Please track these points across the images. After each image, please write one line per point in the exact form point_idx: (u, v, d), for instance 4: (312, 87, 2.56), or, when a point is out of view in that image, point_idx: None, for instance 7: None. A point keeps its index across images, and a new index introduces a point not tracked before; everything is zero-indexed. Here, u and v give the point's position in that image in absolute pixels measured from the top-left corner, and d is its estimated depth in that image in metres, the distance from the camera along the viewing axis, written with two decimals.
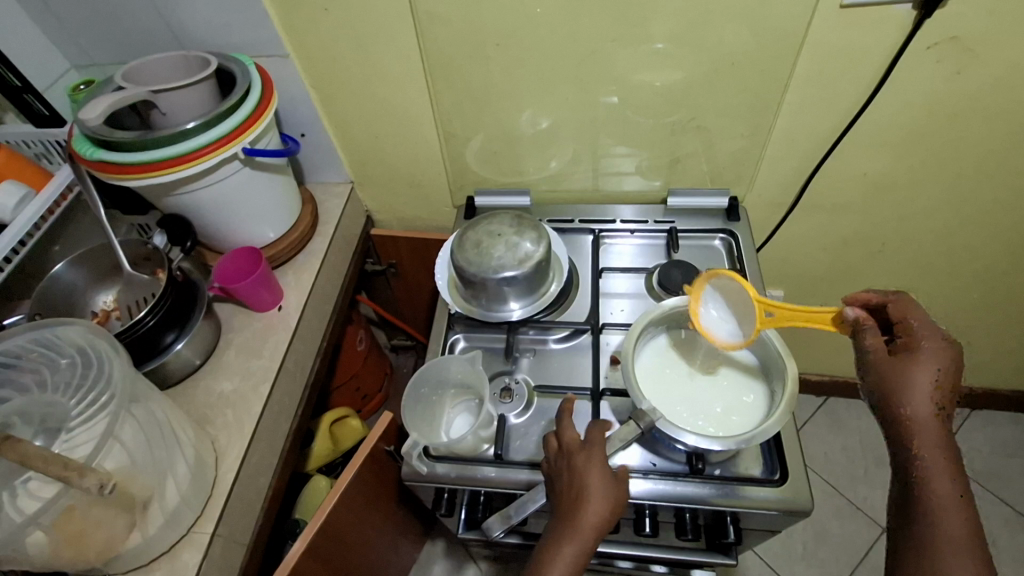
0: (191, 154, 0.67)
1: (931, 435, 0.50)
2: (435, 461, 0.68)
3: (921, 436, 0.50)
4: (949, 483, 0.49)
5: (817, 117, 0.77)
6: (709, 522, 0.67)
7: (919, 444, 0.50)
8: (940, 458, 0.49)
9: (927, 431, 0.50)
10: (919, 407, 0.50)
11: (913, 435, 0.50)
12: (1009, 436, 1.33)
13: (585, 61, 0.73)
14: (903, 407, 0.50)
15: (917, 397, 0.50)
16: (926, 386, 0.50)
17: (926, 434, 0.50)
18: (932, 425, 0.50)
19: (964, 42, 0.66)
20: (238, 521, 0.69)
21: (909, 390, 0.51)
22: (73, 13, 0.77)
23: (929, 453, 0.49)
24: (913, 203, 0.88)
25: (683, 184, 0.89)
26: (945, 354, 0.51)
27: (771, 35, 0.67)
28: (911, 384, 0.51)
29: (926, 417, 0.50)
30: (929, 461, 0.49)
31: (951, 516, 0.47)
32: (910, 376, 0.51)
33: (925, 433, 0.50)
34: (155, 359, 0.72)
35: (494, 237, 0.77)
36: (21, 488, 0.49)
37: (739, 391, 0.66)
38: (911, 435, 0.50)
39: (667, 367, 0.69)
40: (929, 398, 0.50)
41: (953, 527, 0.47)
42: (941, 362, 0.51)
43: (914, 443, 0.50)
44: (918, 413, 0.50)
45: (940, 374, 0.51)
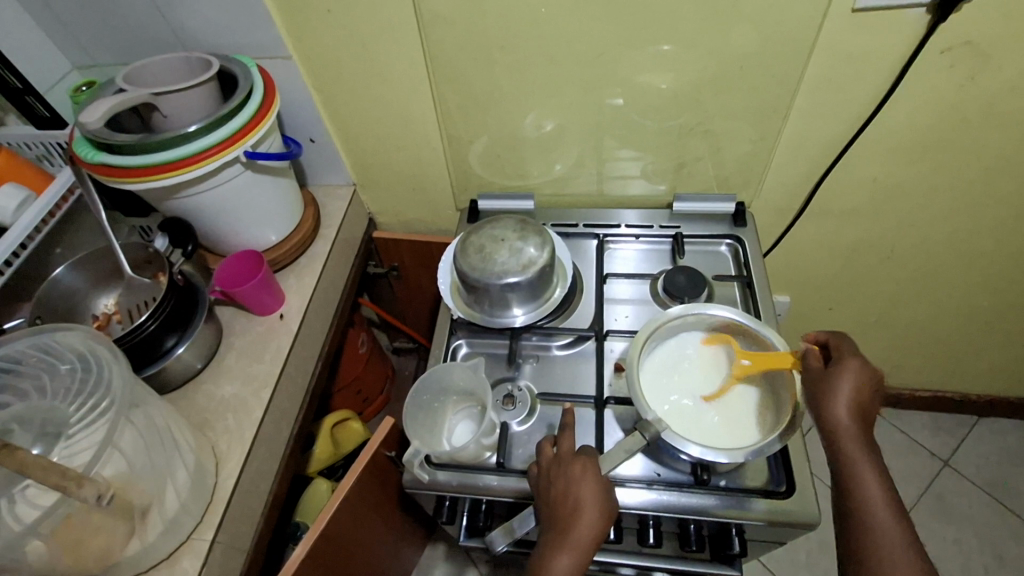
0: (193, 157, 0.66)
1: (858, 443, 0.52)
2: (436, 468, 0.68)
3: (849, 443, 0.52)
4: (880, 488, 0.51)
5: (826, 121, 0.76)
6: (713, 533, 0.67)
7: (849, 452, 0.52)
8: (868, 464, 0.52)
9: (853, 440, 0.52)
10: (843, 417, 0.53)
11: (841, 444, 0.53)
12: (1015, 443, 1.32)
13: (592, 63, 0.72)
14: (831, 418, 0.54)
15: (841, 408, 0.53)
16: (848, 397, 0.54)
17: (852, 441, 0.52)
18: (857, 433, 0.53)
19: (978, 47, 0.65)
20: (238, 528, 0.69)
21: (833, 402, 0.54)
22: (74, 13, 0.76)
23: (859, 459, 0.52)
24: (922, 210, 0.87)
25: (689, 188, 0.88)
26: (864, 368, 0.55)
27: (781, 38, 0.66)
28: (836, 396, 0.54)
29: (851, 425, 0.53)
30: (858, 467, 0.52)
31: (885, 520, 0.50)
32: (835, 387, 0.54)
33: (852, 442, 0.52)
34: (154, 364, 0.72)
35: (497, 241, 0.76)
36: (20, 495, 0.49)
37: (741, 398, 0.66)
38: (840, 444, 0.53)
39: (668, 374, 0.68)
40: (851, 408, 0.53)
41: (888, 531, 0.49)
42: (859, 375, 0.55)
43: (843, 451, 0.53)
44: (843, 422, 0.53)
45: (860, 387, 0.54)
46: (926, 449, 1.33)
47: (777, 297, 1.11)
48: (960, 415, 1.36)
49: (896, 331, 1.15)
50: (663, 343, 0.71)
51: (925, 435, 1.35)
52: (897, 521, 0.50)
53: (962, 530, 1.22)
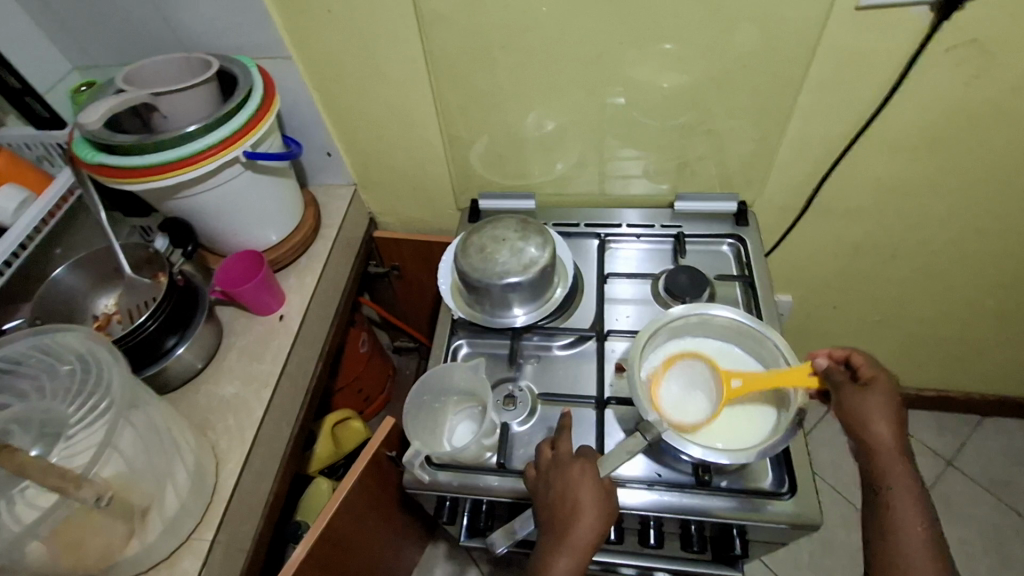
0: (194, 157, 0.66)
1: (894, 456, 0.54)
2: (437, 469, 0.67)
3: (887, 456, 0.54)
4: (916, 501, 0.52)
5: (830, 120, 0.75)
6: (714, 534, 0.66)
7: (885, 463, 0.54)
8: (903, 475, 0.53)
9: (890, 451, 0.54)
10: (881, 429, 0.55)
11: (877, 455, 0.54)
12: (1020, 443, 1.31)
13: (594, 62, 0.71)
14: (869, 430, 0.55)
15: (878, 420, 0.56)
16: (885, 411, 0.56)
17: (890, 453, 0.54)
18: (895, 446, 0.54)
19: (984, 45, 0.65)
20: (238, 527, 0.69)
21: (870, 415, 0.56)
22: (74, 13, 0.76)
23: (894, 469, 0.53)
24: (926, 209, 0.87)
25: (691, 188, 0.87)
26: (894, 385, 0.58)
27: (784, 36, 0.66)
28: (873, 409, 0.56)
29: (890, 439, 0.55)
30: (893, 477, 0.53)
31: (918, 529, 0.50)
32: (873, 403, 0.56)
33: (888, 452, 0.54)
34: (154, 365, 0.71)
35: (498, 241, 0.76)
36: (19, 496, 0.49)
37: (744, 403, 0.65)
38: (878, 455, 0.54)
39: (672, 400, 0.66)
40: (888, 422, 0.55)
41: (921, 541, 0.50)
42: (893, 392, 0.57)
43: (879, 461, 0.54)
44: (883, 436, 0.55)
45: (895, 403, 0.57)
46: (930, 448, 1.33)
47: (780, 297, 1.11)
48: (964, 414, 1.36)
49: (900, 330, 1.14)
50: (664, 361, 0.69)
51: (928, 435, 1.35)
52: (928, 531, 0.50)
53: (966, 530, 1.22)
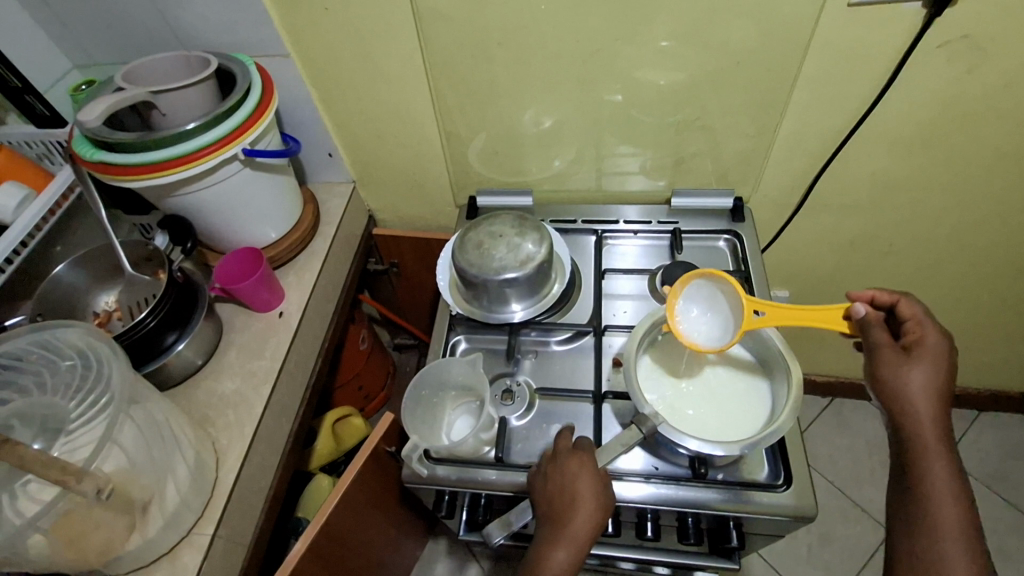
0: (191, 155, 0.67)
1: (933, 432, 0.53)
2: (435, 463, 0.68)
3: (925, 429, 0.53)
4: (950, 475, 0.51)
5: (825, 115, 0.76)
6: (711, 527, 0.67)
7: (922, 440, 0.53)
8: (940, 453, 0.52)
9: (929, 427, 0.53)
10: (921, 405, 0.53)
11: (914, 431, 0.53)
12: (1017, 438, 1.32)
13: (589, 59, 0.72)
14: (908, 405, 0.54)
15: (918, 392, 0.54)
16: (927, 384, 0.54)
17: (927, 426, 0.53)
18: (934, 422, 0.53)
19: (976, 41, 0.65)
20: (239, 522, 0.69)
21: (909, 388, 0.54)
22: (74, 12, 0.76)
23: (931, 447, 0.52)
24: (921, 204, 0.87)
25: (688, 184, 0.88)
26: (939, 350, 0.55)
27: (777, 33, 0.66)
28: (913, 382, 0.54)
29: (929, 411, 0.53)
30: (929, 456, 0.52)
31: (950, 508, 0.50)
32: (914, 372, 0.54)
33: (927, 428, 0.53)
34: (153, 362, 0.72)
35: (496, 237, 0.76)
36: (22, 489, 0.49)
37: (737, 385, 0.66)
38: (915, 429, 0.53)
39: (689, 328, 0.67)
40: (929, 396, 0.53)
41: (953, 521, 0.50)
42: (939, 362, 0.55)
43: (915, 438, 0.53)
44: (921, 407, 0.53)
45: (940, 374, 0.54)
46: None
47: (777, 293, 1.11)
48: (963, 410, 1.36)
49: None
50: (693, 296, 0.69)
51: None
52: (961, 511, 0.50)
53: None
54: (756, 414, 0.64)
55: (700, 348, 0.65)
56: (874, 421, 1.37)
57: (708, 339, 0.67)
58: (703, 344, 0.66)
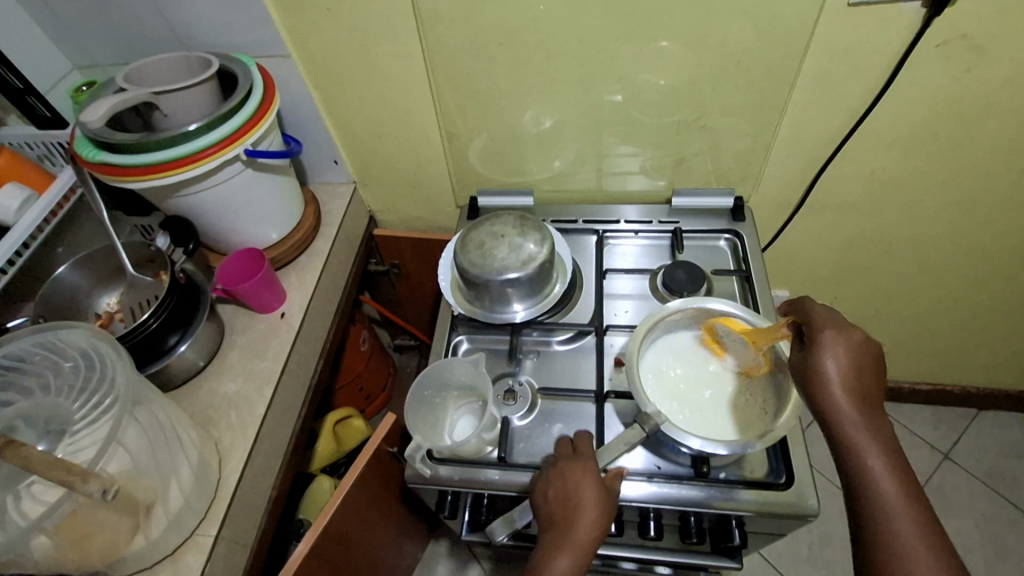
0: (191, 156, 0.67)
1: (859, 425, 0.51)
2: (438, 463, 0.68)
3: (843, 417, 0.51)
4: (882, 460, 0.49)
5: (825, 115, 0.76)
6: (714, 526, 0.67)
7: (852, 435, 0.50)
8: (872, 444, 0.50)
9: (846, 414, 0.51)
10: (840, 399, 0.51)
11: (841, 427, 0.51)
12: (1016, 436, 1.32)
13: (590, 60, 0.72)
14: (827, 401, 0.52)
15: (833, 386, 0.52)
16: (840, 375, 0.52)
17: (845, 413, 0.51)
18: (857, 412, 0.51)
19: (974, 40, 0.65)
20: (241, 523, 0.69)
21: (824, 383, 0.52)
22: (74, 13, 0.76)
23: (863, 439, 0.50)
24: (921, 203, 0.87)
25: (688, 183, 0.88)
26: (841, 333, 0.54)
27: (776, 33, 0.67)
28: (826, 377, 0.52)
29: (843, 398, 0.51)
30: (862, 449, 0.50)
31: (897, 501, 0.47)
32: (819, 362, 0.53)
33: (849, 417, 0.51)
34: (157, 362, 0.72)
35: (497, 237, 0.76)
36: (26, 491, 0.49)
37: (745, 395, 0.66)
38: (834, 419, 0.51)
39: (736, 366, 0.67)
40: (840, 381, 0.52)
41: (903, 514, 0.47)
42: (842, 346, 0.53)
43: (845, 434, 0.51)
44: (834, 395, 0.52)
45: (848, 360, 0.52)
46: (928, 442, 1.34)
47: (778, 292, 1.11)
48: (961, 408, 1.36)
49: (898, 324, 1.15)
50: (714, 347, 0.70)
51: (926, 429, 1.36)
52: (909, 501, 0.47)
53: (964, 523, 1.22)
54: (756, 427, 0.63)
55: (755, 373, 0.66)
56: None
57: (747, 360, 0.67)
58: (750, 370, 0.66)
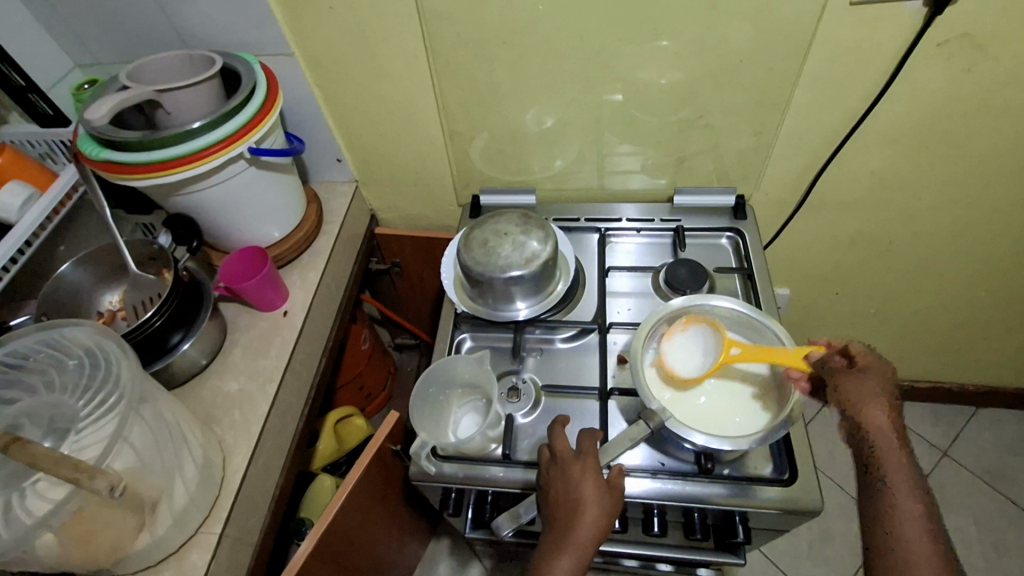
0: (195, 154, 0.67)
1: (891, 443, 0.51)
2: (443, 461, 0.68)
3: (883, 442, 0.51)
4: (912, 490, 0.50)
5: (825, 114, 0.77)
6: (718, 522, 0.68)
7: (882, 446, 0.51)
8: (900, 459, 0.51)
9: (885, 439, 0.52)
10: (878, 417, 0.52)
11: (872, 442, 0.52)
12: (1013, 434, 1.33)
13: (593, 58, 0.72)
14: (864, 417, 0.53)
15: (872, 403, 0.53)
16: (879, 396, 0.53)
17: (884, 438, 0.52)
18: (891, 429, 0.52)
19: (975, 39, 0.66)
20: (245, 522, 0.69)
21: (863, 400, 0.53)
22: (76, 12, 0.76)
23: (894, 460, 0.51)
24: (921, 202, 0.88)
25: (690, 182, 0.89)
26: (887, 367, 0.55)
27: (778, 33, 0.67)
28: (868, 392, 0.53)
29: (884, 425, 0.52)
30: (891, 465, 0.50)
31: (915, 515, 0.48)
32: (864, 388, 0.54)
33: (886, 441, 0.51)
34: (161, 360, 0.72)
35: (500, 235, 0.77)
36: (31, 489, 0.49)
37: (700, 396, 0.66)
38: (873, 440, 0.52)
39: (688, 364, 0.67)
40: (883, 409, 0.53)
41: (919, 529, 0.48)
42: (884, 378, 0.54)
43: (875, 445, 0.52)
44: (875, 419, 0.52)
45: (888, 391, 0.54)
46: (926, 440, 1.34)
47: (778, 290, 1.12)
48: (959, 406, 1.37)
49: (896, 322, 1.16)
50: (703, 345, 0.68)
51: (925, 426, 1.36)
52: (925, 517, 0.48)
53: (964, 520, 1.23)
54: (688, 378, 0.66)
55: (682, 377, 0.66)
56: None
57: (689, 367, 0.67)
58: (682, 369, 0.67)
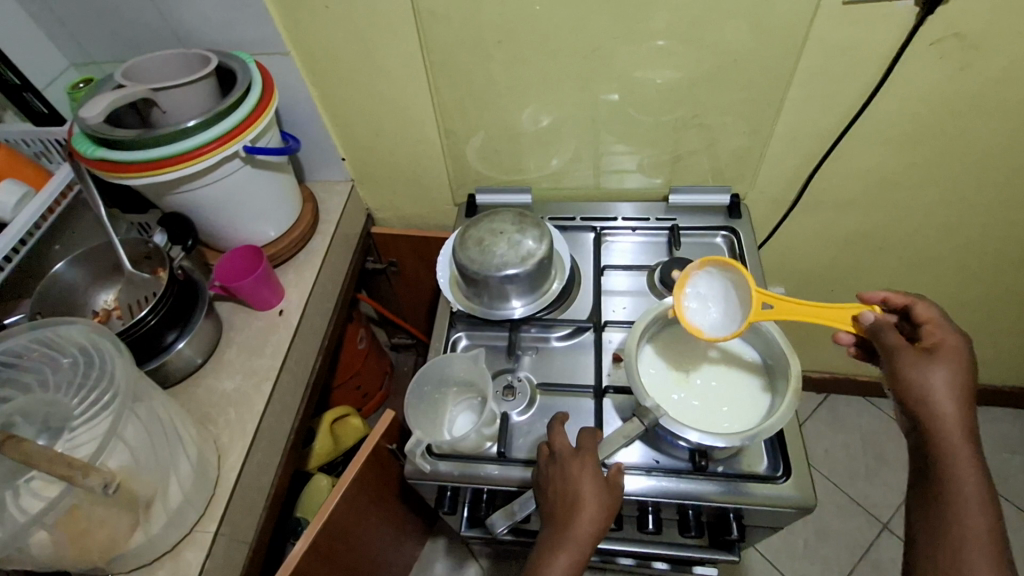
0: (190, 153, 0.66)
1: (958, 435, 0.50)
2: (438, 459, 0.68)
3: (950, 434, 0.50)
4: (977, 485, 0.49)
5: (819, 113, 0.77)
6: (712, 519, 0.68)
7: (948, 437, 0.50)
8: (966, 452, 0.49)
9: (952, 429, 0.50)
10: (948, 408, 0.50)
11: (936, 430, 0.50)
12: (1007, 432, 1.34)
13: (589, 57, 0.73)
14: (931, 403, 0.51)
15: (942, 392, 0.51)
16: (951, 385, 0.51)
17: (951, 428, 0.50)
18: (960, 418, 0.50)
19: (967, 39, 0.66)
20: (240, 520, 0.69)
21: (932, 390, 0.51)
22: (72, 11, 0.76)
23: (959, 454, 0.49)
24: (915, 201, 0.88)
25: (685, 181, 0.89)
26: (963, 349, 0.53)
27: (772, 31, 0.67)
28: (933, 378, 0.51)
29: (953, 414, 0.50)
30: (954, 457, 0.49)
31: (978, 513, 0.48)
32: (932, 372, 0.51)
33: (953, 433, 0.50)
34: (156, 359, 0.72)
35: (496, 233, 0.77)
36: (25, 487, 0.48)
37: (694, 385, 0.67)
38: (938, 432, 0.50)
39: (704, 317, 0.67)
40: (954, 397, 0.51)
41: (981, 527, 0.47)
42: (959, 361, 0.52)
43: (940, 435, 0.50)
44: (943, 408, 0.50)
45: (963, 376, 0.52)
46: None
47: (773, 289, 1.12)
48: None
49: None
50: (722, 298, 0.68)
51: None
52: (988, 513, 0.48)
53: None
54: (714, 338, 0.64)
55: (701, 332, 0.65)
56: (868, 417, 1.38)
57: (712, 322, 0.67)
58: (705, 326, 0.66)
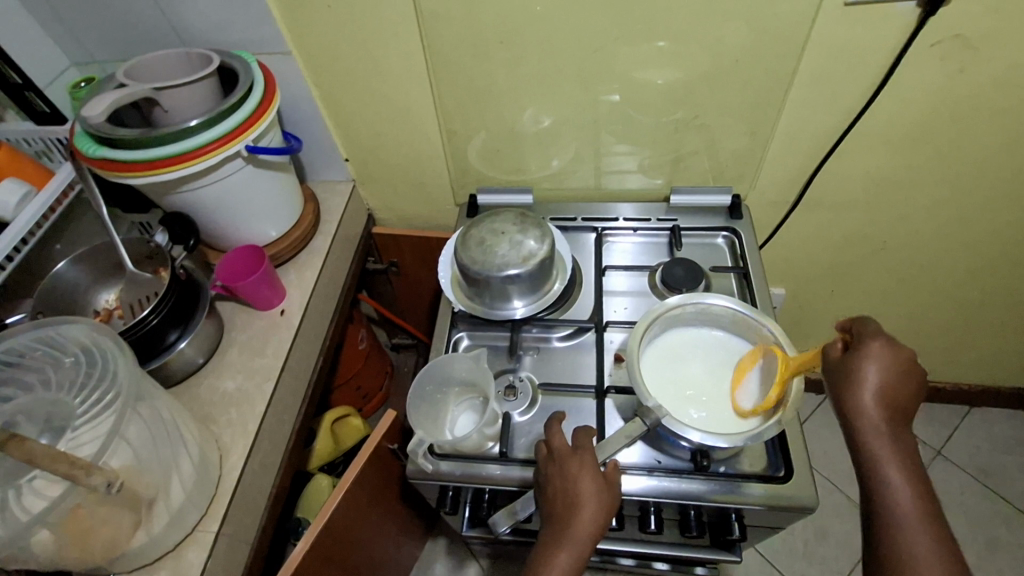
0: (193, 152, 0.67)
1: (885, 438, 0.51)
2: (440, 458, 0.68)
3: (874, 438, 0.52)
4: (908, 484, 0.50)
5: (820, 114, 0.77)
6: (713, 520, 0.68)
7: (873, 442, 0.52)
8: (893, 453, 0.51)
9: (875, 434, 0.52)
10: (869, 414, 0.52)
11: (863, 437, 0.52)
12: (1006, 432, 1.34)
13: (590, 58, 0.73)
14: (854, 410, 0.53)
15: (868, 401, 0.52)
16: (873, 390, 0.52)
17: (875, 433, 0.52)
18: (882, 421, 0.52)
19: (968, 40, 0.67)
20: (242, 521, 0.69)
21: (856, 397, 0.53)
22: (73, 10, 0.76)
23: (886, 456, 0.51)
24: (915, 202, 0.89)
25: (686, 182, 0.89)
26: (887, 352, 0.53)
27: (773, 32, 0.67)
28: (854, 385, 0.53)
29: (875, 418, 0.52)
30: (881, 460, 0.51)
31: (915, 518, 0.49)
32: (856, 379, 0.53)
33: (877, 437, 0.52)
34: (157, 359, 0.72)
35: (497, 234, 0.77)
36: (27, 486, 0.48)
37: (695, 389, 0.67)
38: (864, 437, 0.52)
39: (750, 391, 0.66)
40: (876, 401, 0.52)
41: (919, 532, 0.48)
42: (882, 366, 0.53)
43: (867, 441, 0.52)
44: (865, 414, 0.52)
45: (886, 379, 0.53)
46: (921, 439, 1.35)
47: (773, 290, 1.12)
48: (954, 405, 1.38)
49: (891, 322, 1.17)
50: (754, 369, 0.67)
51: (919, 426, 1.37)
52: (923, 512, 0.49)
53: (957, 519, 1.24)
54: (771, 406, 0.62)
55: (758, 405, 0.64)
56: None
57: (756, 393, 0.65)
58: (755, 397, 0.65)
